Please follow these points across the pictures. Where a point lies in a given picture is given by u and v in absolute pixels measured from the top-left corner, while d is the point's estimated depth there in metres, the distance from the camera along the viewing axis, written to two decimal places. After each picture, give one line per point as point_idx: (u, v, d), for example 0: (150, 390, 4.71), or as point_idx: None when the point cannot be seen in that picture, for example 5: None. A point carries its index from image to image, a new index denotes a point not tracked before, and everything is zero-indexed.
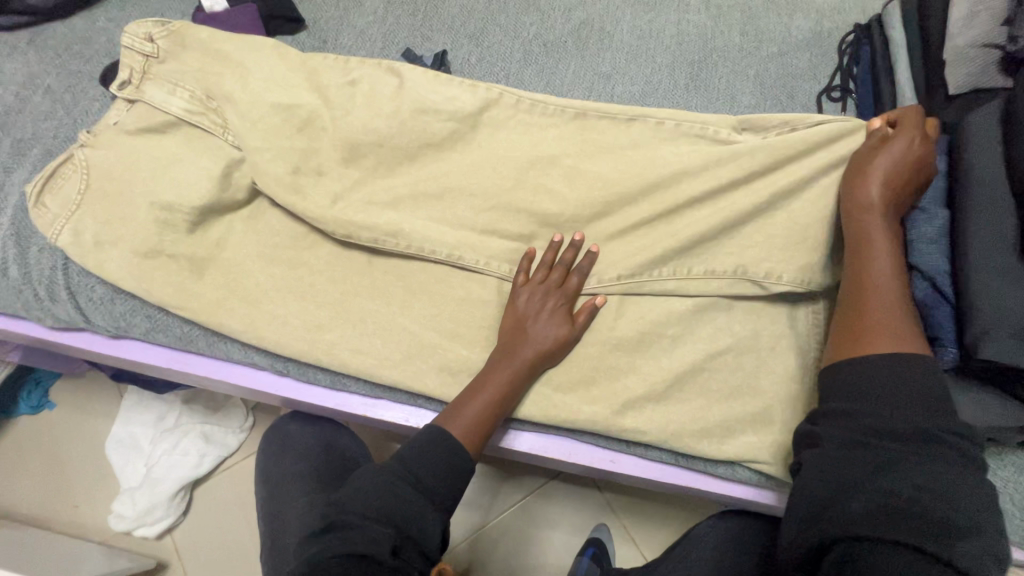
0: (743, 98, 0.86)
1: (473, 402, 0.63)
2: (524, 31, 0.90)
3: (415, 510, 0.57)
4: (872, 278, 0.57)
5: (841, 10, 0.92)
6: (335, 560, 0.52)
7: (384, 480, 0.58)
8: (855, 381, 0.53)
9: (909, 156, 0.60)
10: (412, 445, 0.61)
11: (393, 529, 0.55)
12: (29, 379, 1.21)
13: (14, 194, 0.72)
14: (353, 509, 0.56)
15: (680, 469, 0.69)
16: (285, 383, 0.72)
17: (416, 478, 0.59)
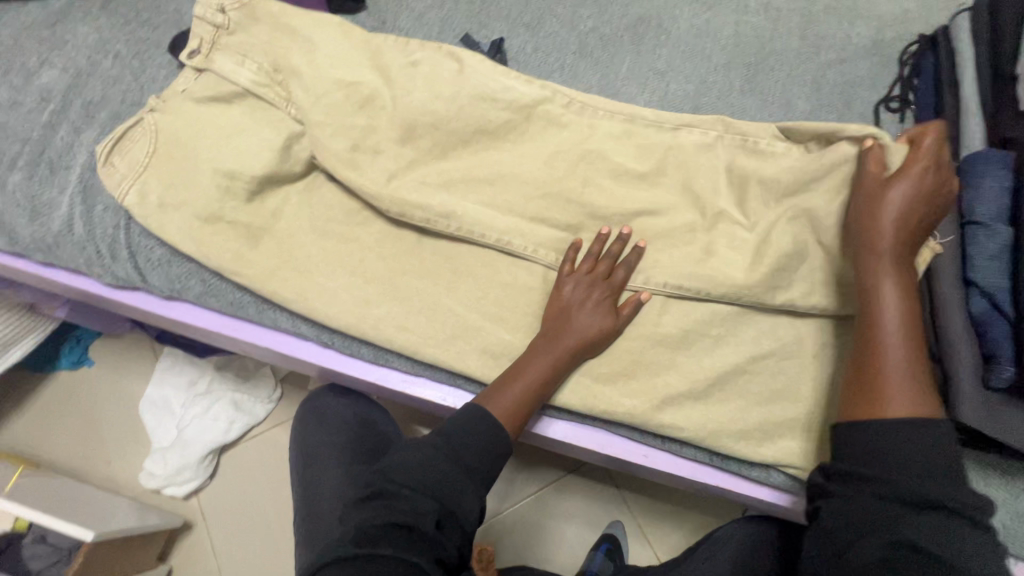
0: (799, 103, 0.85)
1: (513, 389, 0.63)
2: (580, 23, 0.90)
3: (454, 485, 0.59)
4: (884, 329, 0.56)
5: (905, 19, 0.90)
6: (381, 527, 0.54)
7: (430, 453, 0.60)
8: (867, 442, 0.53)
9: (922, 193, 0.57)
10: (448, 425, 0.62)
11: (437, 504, 0.57)
12: (71, 336, 1.26)
13: (82, 153, 0.75)
14: (400, 479, 0.58)
15: (712, 470, 0.69)
16: (329, 355, 0.73)
17: (460, 455, 0.60)
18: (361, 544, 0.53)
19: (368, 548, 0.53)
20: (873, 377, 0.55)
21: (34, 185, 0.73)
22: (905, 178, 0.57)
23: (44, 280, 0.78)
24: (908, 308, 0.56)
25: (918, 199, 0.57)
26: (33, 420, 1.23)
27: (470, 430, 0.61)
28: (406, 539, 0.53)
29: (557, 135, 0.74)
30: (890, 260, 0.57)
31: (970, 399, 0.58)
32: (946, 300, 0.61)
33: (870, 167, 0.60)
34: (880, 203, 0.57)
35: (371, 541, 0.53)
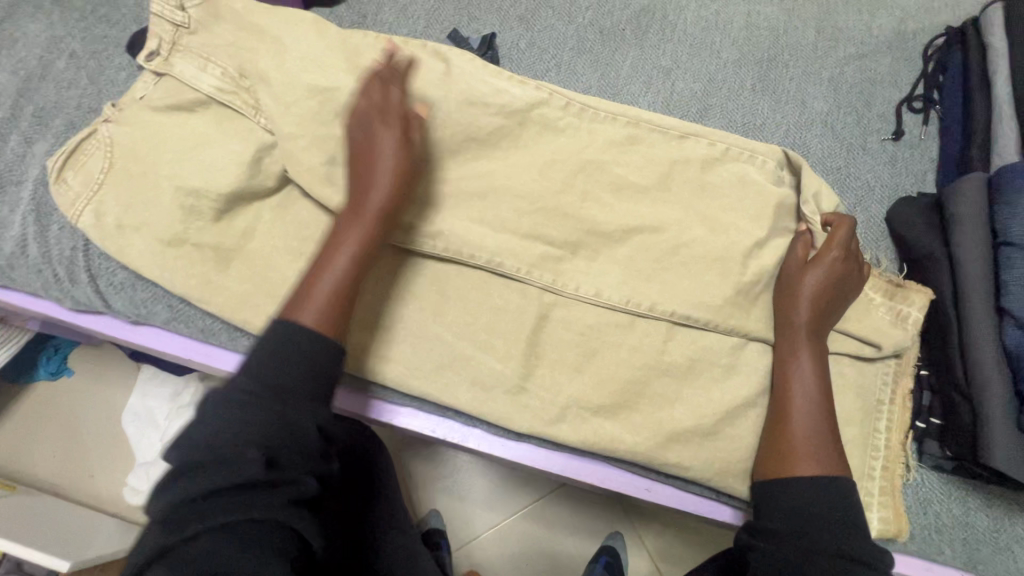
0: (815, 103, 0.79)
1: (332, 278, 0.56)
2: (579, 15, 0.82)
3: (274, 416, 0.48)
4: (794, 401, 0.58)
5: (930, 9, 0.83)
6: (195, 503, 0.44)
7: (238, 391, 0.49)
8: (780, 502, 0.54)
9: (836, 277, 0.60)
10: (255, 352, 0.52)
11: (267, 445, 0.47)
12: (47, 347, 1.17)
13: (35, 166, 0.68)
14: (218, 428, 0.47)
15: (716, 504, 0.65)
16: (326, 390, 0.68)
17: (276, 384, 0.50)
18: (185, 523, 0.43)
19: (195, 525, 0.43)
20: (780, 445, 0.57)
21: None
22: (821, 262, 0.60)
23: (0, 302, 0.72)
24: (818, 382, 0.58)
25: (832, 282, 0.59)
26: (11, 433, 1.19)
27: (292, 349, 0.52)
28: (237, 494, 0.44)
29: (553, 143, 0.68)
30: (803, 336, 0.59)
31: (1003, 443, 0.53)
32: (977, 330, 0.57)
33: (796, 249, 0.63)
34: (797, 281, 0.60)
35: (195, 518, 0.43)
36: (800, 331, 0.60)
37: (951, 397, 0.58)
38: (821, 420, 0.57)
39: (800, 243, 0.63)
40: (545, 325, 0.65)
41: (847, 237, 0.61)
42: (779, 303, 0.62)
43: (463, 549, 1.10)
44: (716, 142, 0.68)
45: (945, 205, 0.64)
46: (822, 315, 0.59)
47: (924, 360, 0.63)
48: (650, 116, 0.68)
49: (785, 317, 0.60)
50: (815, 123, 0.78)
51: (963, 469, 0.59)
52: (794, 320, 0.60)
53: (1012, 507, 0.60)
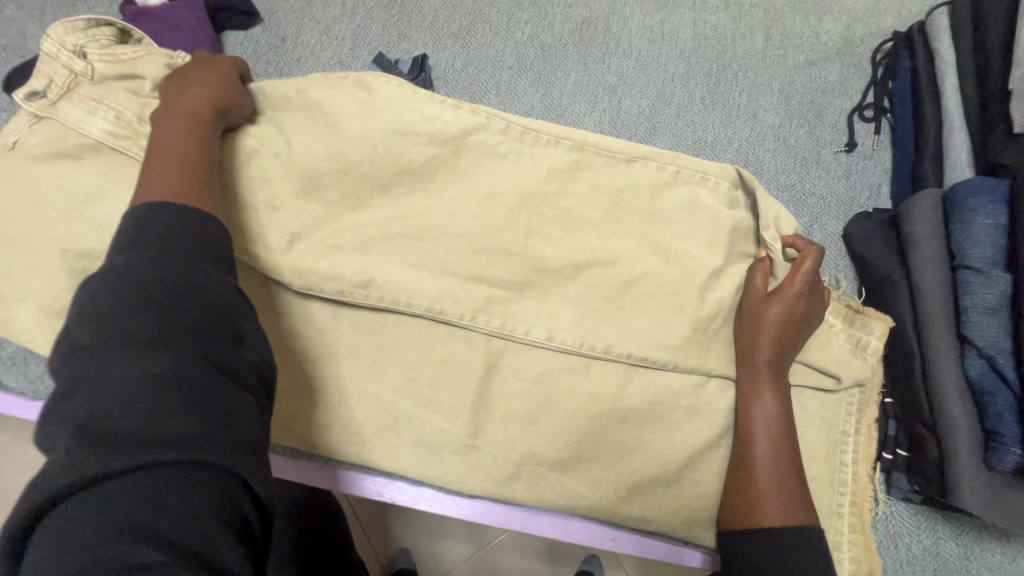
0: (766, 115, 0.76)
1: (170, 179, 0.46)
2: (518, 30, 0.77)
3: (210, 303, 0.38)
4: (760, 440, 0.55)
5: (876, 12, 0.81)
6: (119, 421, 0.32)
7: (136, 269, 0.37)
8: (751, 557, 0.52)
9: (798, 312, 0.57)
10: (137, 234, 0.40)
11: (200, 333, 0.37)
12: None
13: None
14: (129, 316, 0.36)
15: (687, 548, 0.62)
16: (301, 468, 0.62)
17: (172, 261, 0.39)
18: (112, 443, 0.31)
19: (127, 443, 0.32)
20: (748, 494, 0.54)
21: None
22: (783, 295, 0.56)
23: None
24: (783, 420, 0.56)
25: (795, 317, 0.56)
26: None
27: (200, 225, 0.42)
28: (176, 405, 0.33)
29: (493, 169, 0.61)
30: (766, 375, 0.56)
31: (968, 480, 0.51)
32: (937, 361, 0.54)
33: (755, 279, 0.59)
34: (759, 316, 0.57)
35: (118, 450, 0.31)
36: (764, 364, 0.56)
37: (915, 429, 0.56)
38: (788, 460, 0.55)
39: (756, 272, 0.59)
40: (495, 373, 0.60)
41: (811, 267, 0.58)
42: (741, 333, 0.58)
43: None
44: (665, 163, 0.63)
45: (902, 226, 0.62)
46: (786, 346, 0.56)
47: (887, 388, 0.61)
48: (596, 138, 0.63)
49: (749, 349, 0.57)
50: (767, 136, 0.75)
51: (930, 500, 0.57)
52: (758, 352, 0.56)
53: (980, 533, 0.59)
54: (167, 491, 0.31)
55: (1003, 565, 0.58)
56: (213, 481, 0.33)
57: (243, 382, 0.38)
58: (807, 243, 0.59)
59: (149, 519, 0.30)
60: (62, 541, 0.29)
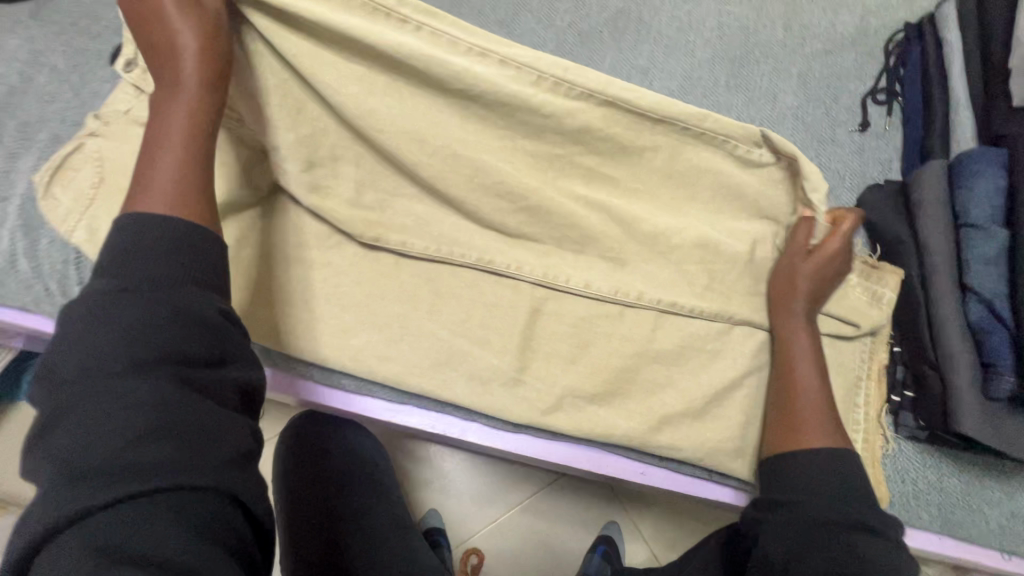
0: (786, 97, 0.82)
1: (174, 171, 0.50)
2: (558, 19, 0.85)
3: (181, 330, 0.43)
4: (801, 376, 0.62)
5: (889, 6, 0.88)
6: (102, 455, 0.39)
7: (121, 303, 0.43)
8: (790, 473, 0.58)
9: (834, 267, 0.63)
10: (123, 259, 0.45)
11: (187, 358, 0.43)
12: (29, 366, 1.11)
13: (19, 181, 0.67)
14: (114, 355, 0.42)
15: (709, 483, 0.69)
16: (284, 379, 0.68)
17: (161, 286, 0.44)
18: (98, 476, 0.38)
19: (113, 473, 0.38)
20: (792, 420, 0.60)
21: None
22: (824, 253, 0.63)
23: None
24: (819, 359, 0.63)
25: (829, 269, 0.63)
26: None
27: (172, 252, 0.46)
28: (153, 437, 0.40)
29: (526, 125, 0.61)
30: (805, 319, 0.63)
31: (971, 410, 0.57)
32: (942, 306, 0.61)
33: (799, 234, 0.65)
34: (799, 269, 0.63)
35: (104, 483, 0.38)
36: (801, 311, 0.63)
37: (922, 370, 0.62)
38: (824, 394, 0.61)
39: (801, 228, 0.65)
40: (539, 318, 0.67)
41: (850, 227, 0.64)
42: (782, 281, 0.64)
43: (470, 541, 1.12)
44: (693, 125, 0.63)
45: (909, 193, 0.68)
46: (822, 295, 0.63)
47: (895, 337, 0.66)
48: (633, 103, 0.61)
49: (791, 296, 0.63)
50: (786, 117, 0.81)
51: (934, 437, 0.63)
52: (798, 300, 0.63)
53: (981, 471, 0.65)
54: (153, 512, 0.38)
55: (1000, 499, 0.64)
56: (205, 501, 0.41)
57: (223, 398, 0.45)
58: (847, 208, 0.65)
59: (122, 541, 0.37)
60: (58, 564, 0.36)
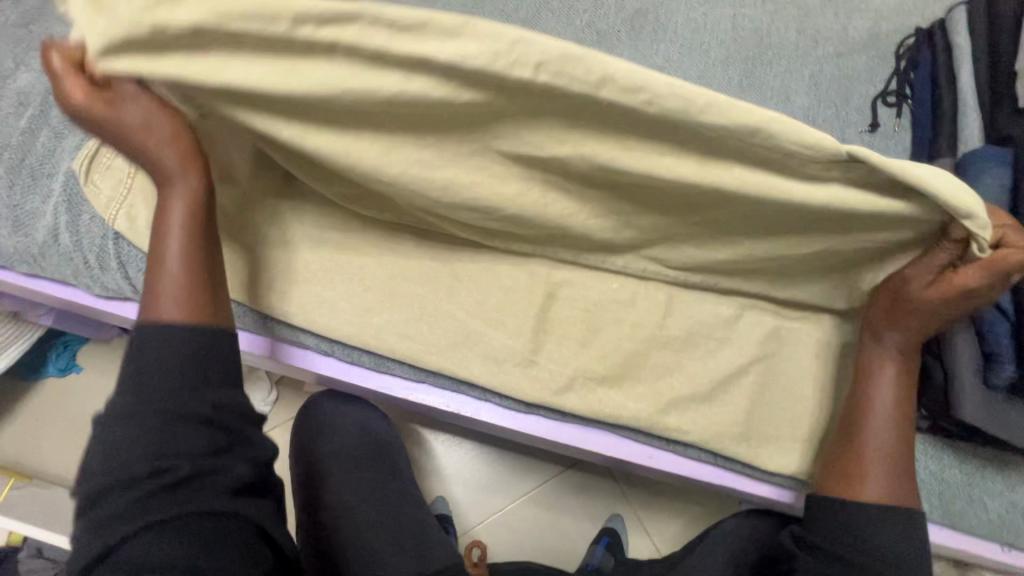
0: (797, 98, 0.85)
1: (177, 280, 0.57)
2: (577, 18, 0.88)
3: (189, 416, 0.53)
4: (873, 420, 0.59)
5: (901, 12, 0.90)
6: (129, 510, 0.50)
7: (128, 412, 0.52)
8: (837, 521, 0.57)
9: (950, 310, 0.52)
10: (133, 374, 0.54)
11: (185, 457, 0.52)
12: (56, 344, 1.15)
13: (65, 160, 0.72)
14: (124, 457, 0.51)
15: (717, 470, 0.71)
16: (259, 339, 0.72)
17: (162, 398, 0.53)
18: (124, 524, 0.49)
19: (135, 524, 0.49)
20: (851, 466, 0.59)
21: (15, 195, 0.71)
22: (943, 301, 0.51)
23: (16, 286, 0.76)
24: (901, 403, 0.58)
25: (947, 310, 0.52)
26: (18, 428, 1.16)
27: (181, 345, 0.55)
28: (168, 500, 0.51)
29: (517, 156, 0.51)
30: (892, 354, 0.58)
31: (971, 398, 0.59)
32: None
33: (923, 266, 0.51)
34: (908, 305, 0.54)
35: (131, 527, 0.49)
36: (891, 343, 0.58)
37: (925, 360, 0.63)
38: (897, 445, 0.58)
39: (932, 257, 0.51)
40: (553, 303, 0.69)
41: (1010, 267, 0.46)
42: (886, 305, 0.56)
43: (478, 529, 1.14)
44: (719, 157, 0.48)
45: None
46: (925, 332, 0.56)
47: None
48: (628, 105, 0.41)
49: (886, 326, 0.57)
50: (797, 116, 0.83)
51: (936, 426, 0.65)
52: (891, 330, 0.57)
53: (983, 462, 0.66)
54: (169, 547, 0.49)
55: (1002, 492, 0.65)
56: (217, 529, 0.52)
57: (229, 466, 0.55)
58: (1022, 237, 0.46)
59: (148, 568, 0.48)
60: None
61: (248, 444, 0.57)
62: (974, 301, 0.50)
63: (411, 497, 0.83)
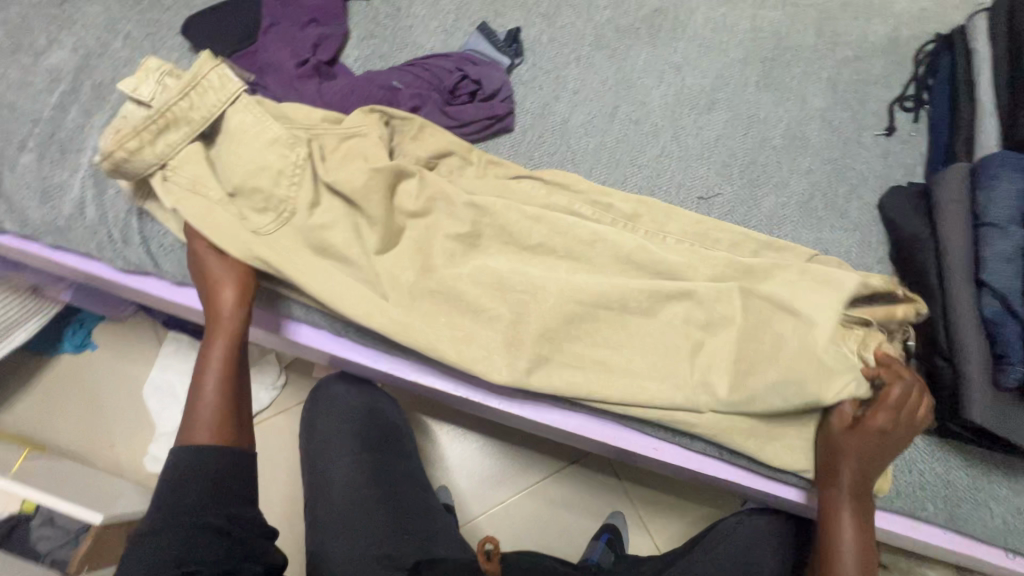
0: (814, 100, 0.85)
1: (212, 400, 0.64)
2: (597, 15, 0.89)
3: (202, 524, 0.58)
4: (843, 546, 0.62)
5: (920, 18, 0.90)
6: None
7: (157, 527, 0.57)
8: None
9: (879, 448, 0.61)
10: (164, 491, 0.59)
11: (205, 562, 0.56)
12: (74, 320, 1.20)
13: (93, 137, 0.75)
14: (154, 563, 0.55)
15: (723, 464, 0.71)
16: (261, 313, 0.75)
17: (187, 512, 0.58)
18: None
19: None
20: None
21: (44, 168, 0.73)
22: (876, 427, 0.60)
23: (37, 258, 0.76)
24: (862, 530, 0.62)
25: (874, 450, 0.61)
26: (26, 403, 1.16)
27: (201, 466, 0.60)
28: None
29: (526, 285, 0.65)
30: (849, 491, 0.62)
31: (979, 400, 0.59)
32: (958, 299, 0.63)
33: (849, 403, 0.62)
34: (844, 438, 0.62)
35: None
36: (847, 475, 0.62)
37: (933, 361, 0.64)
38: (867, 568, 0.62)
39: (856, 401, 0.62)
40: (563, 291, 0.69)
41: (898, 397, 0.60)
42: (829, 444, 0.64)
43: (479, 520, 1.15)
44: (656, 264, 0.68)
45: (933, 194, 0.70)
46: (873, 460, 0.61)
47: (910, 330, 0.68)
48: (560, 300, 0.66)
49: (835, 461, 0.63)
50: (814, 118, 0.84)
51: (941, 428, 0.65)
52: (843, 464, 0.62)
53: (988, 467, 0.66)
54: None
55: (1007, 496, 0.65)
56: None
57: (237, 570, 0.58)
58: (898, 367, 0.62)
59: None
60: None
61: (261, 550, 0.61)
62: (895, 430, 0.60)
63: (417, 478, 0.84)
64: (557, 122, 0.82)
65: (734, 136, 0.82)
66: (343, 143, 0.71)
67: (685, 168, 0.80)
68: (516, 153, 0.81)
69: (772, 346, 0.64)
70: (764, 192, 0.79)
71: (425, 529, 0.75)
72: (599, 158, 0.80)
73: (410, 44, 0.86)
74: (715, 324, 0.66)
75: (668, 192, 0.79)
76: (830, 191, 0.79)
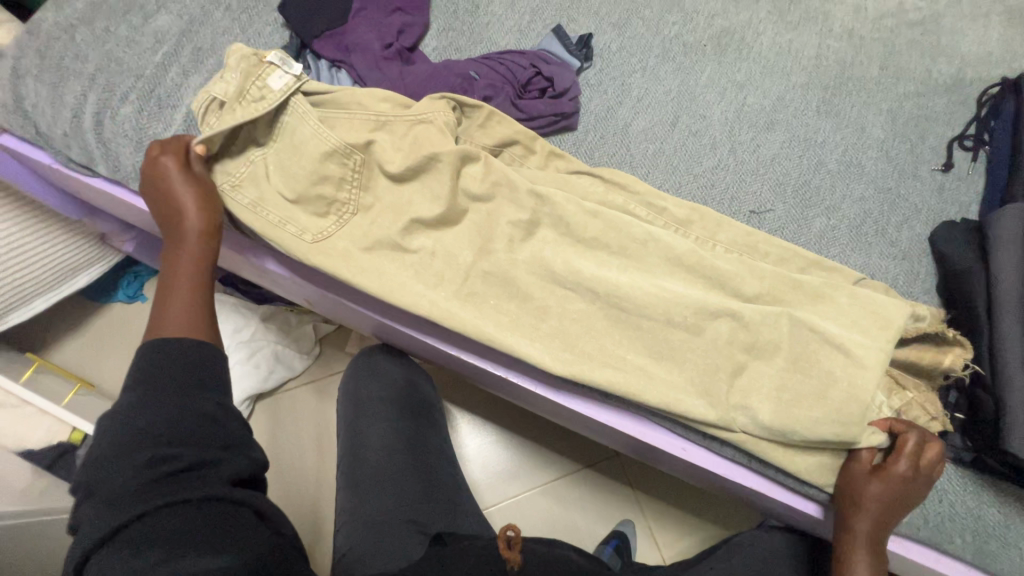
0: (873, 129, 0.86)
1: (184, 311, 0.62)
2: (666, 29, 0.92)
3: (195, 408, 0.53)
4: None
5: (988, 61, 0.91)
6: (126, 488, 0.47)
7: (143, 411, 0.52)
8: None
9: (899, 494, 0.61)
10: (139, 376, 0.55)
11: (189, 446, 0.50)
12: (129, 271, 1.26)
13: (189, 95, 0.81)
14: (137, 445, 0.49)
15: (748, 472, 0.71)
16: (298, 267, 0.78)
17: (161, 396, 0.53)
18: (122, 503, 0.46)
19: (132, 503, 0.46)
20: None
21: (140, 119, 0.79)
22: (889, 475, 0.61)
23: (121, 204, 0.80)
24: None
25: (894, 497, 0.61)
26: (76, 343, 1.22)
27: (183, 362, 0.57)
28: (169, 483, 0.48)
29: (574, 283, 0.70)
30: (864, 541, 0.62)
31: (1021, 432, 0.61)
32: (1007, 332, 0.65)
33: (862, 454, 0.64)
34: (861, 485, 0.62)
35: (125, 508, 0.45)
36: (863, 522, 0.62)
37: (975, 392, 0.66)
38: None
39: (864, 449, 0.64)
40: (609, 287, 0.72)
41: (913, 450, 0.61)
42: (844, 489, 0.65)
43: (490, 510, 1.16)
44: (700, 274, 0.70)
45: (985, 231, 0.72)
46: (889, 514, 0.61)
47: None
48: (614, 294, 0.69)
49: (853, 508, 0.63)
50: (871, 146, 0.85)
51: (978, 462, 0.66)
52: (862, 509, 0.62)
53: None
54: (169, 530, 0.45)
55: None
56: (215, 509, 0.48)
57: (230, 460, 0.52)
58: (918, 429, 0.63)
59: (146, 552, 0.44)
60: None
61: (248, 446, 0.56)
62: (912, 480, 0.61)
63: (443, 453, 0.86)
64: (618, 126, 0.85)
65: (790, 156, 0.84)
66: (420, 124, 0.75)
67: (740, 183, 0.82)
68: (577, 151, 0.84)
69: (812, 360, 0.65)
70: (815, 213, 0.80)
71: (450, 502, 0.77)
72: (656, 164, 0.82)
73: (486, 40, 0.90)
74: (755, 331, 0.67)
75: (720, 203, 0.81)
76: (882, 219, 0.80)
